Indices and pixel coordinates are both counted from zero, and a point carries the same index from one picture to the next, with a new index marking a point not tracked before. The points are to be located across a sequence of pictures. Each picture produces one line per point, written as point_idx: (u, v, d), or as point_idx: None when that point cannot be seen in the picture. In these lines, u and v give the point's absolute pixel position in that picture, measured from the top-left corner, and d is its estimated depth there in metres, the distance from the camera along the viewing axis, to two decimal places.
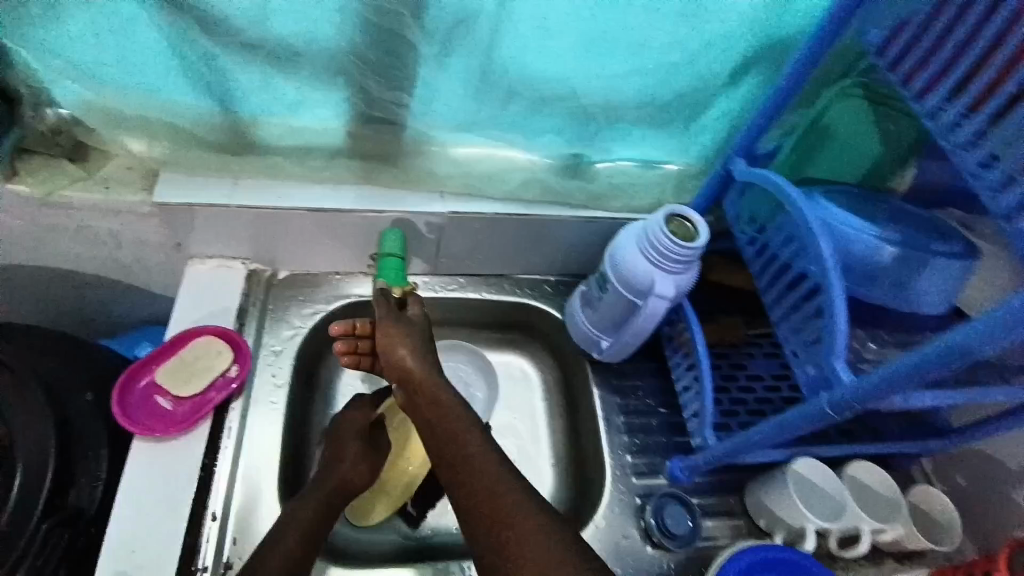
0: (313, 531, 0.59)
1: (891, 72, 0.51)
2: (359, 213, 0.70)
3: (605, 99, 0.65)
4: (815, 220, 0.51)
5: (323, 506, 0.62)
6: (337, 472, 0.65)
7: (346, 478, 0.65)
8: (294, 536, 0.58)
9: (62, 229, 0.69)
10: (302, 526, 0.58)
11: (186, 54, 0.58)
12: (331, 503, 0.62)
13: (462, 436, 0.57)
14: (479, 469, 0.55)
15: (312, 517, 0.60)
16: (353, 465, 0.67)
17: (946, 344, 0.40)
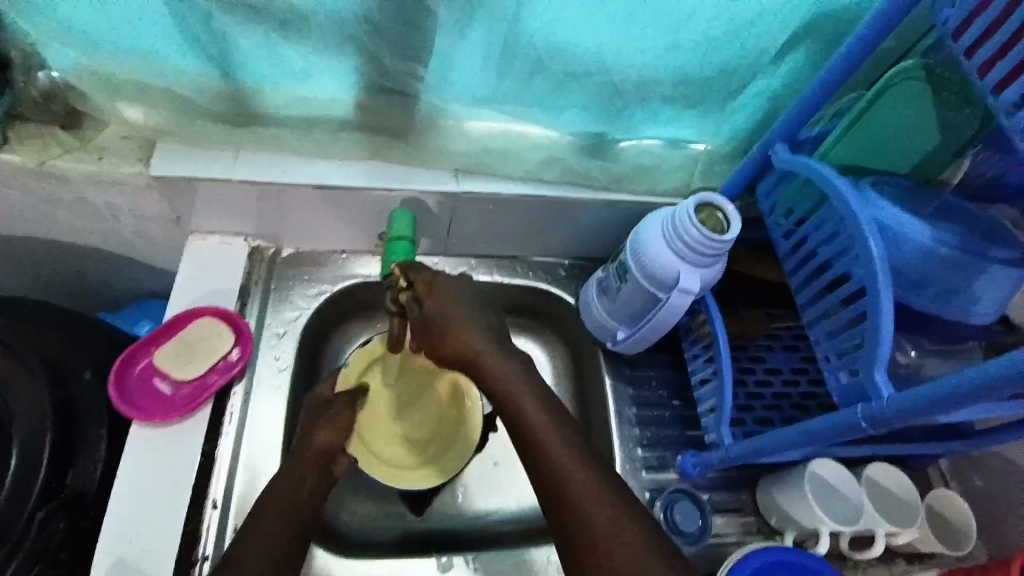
0: (302, 514, 0.55)
1: (965, 59, 0.45)
2: (367, 191, 0.66)
3: (637, 75, 0.60)
4: (865, 216, 0.48)
5: (311, 484, 0.57)
6: (317, 437, 0.60)
7: (327, 441, 0.60)
8: (278, 517, 0.54)
9: (56, 200, 0.65)
10: (292, 509, 0.55)
11: (185, 16, 0.53)
12: (322, 477, 0.58)
13: (530, 410, 0.56)
14: (552, 446, 0.54)
15: (305, 494, 0.56)
16: (333, 432, 0.60)
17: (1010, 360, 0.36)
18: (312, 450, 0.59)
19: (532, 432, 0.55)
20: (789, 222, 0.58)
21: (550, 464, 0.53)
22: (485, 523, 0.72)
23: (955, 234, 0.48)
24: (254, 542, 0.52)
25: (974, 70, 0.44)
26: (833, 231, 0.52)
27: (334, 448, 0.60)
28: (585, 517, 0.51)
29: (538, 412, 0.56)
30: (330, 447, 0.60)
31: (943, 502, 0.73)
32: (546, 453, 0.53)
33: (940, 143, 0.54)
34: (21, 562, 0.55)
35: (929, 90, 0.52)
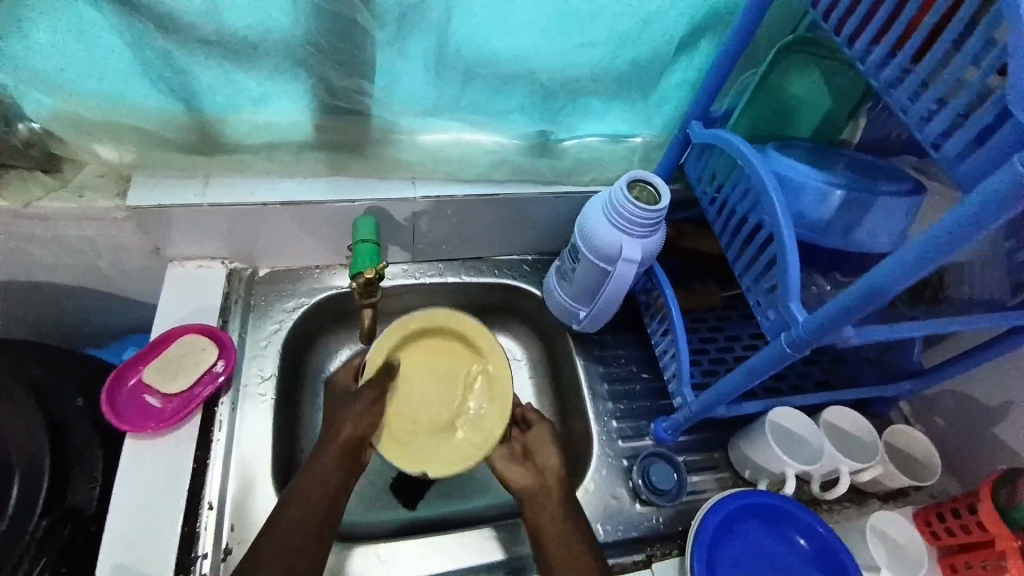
0: (314, 522, 0.57)
1: (825, 22, 0.50)
2: (333, 204, 0.71)
3: (562, 73, 0.67)
4: (764, 170, 0.54)
5: (332, 482, 0.59)
6: (342, 429, 0.61)
7: (350, 434, 0.60)
8: (287, 532, 0.55)
9: (39, 239, 0.69)
10: (298, 514, 0.57)
11: (150, 58, 0.59)
12: (332, 482, 0.59)
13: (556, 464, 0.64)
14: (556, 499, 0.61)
15: (311, 505, 0.57)
16: (358, 424, 0.61)
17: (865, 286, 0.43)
18: (338, 440, 0.60)
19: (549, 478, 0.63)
20: (713, 188, 0.64)
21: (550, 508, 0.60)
22: (478, 509, 0.76)
23: (846, 177, 0.54)
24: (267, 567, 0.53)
25: (832, 29, 0.50)
26: (745, 189, 0.58)
27: (361, 439, 0.61)
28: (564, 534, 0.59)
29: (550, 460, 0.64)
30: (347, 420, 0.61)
31: (903, 439, 0.77)
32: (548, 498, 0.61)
33: (835, 104, 0.63)
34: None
35: (815, 58, 0.61)
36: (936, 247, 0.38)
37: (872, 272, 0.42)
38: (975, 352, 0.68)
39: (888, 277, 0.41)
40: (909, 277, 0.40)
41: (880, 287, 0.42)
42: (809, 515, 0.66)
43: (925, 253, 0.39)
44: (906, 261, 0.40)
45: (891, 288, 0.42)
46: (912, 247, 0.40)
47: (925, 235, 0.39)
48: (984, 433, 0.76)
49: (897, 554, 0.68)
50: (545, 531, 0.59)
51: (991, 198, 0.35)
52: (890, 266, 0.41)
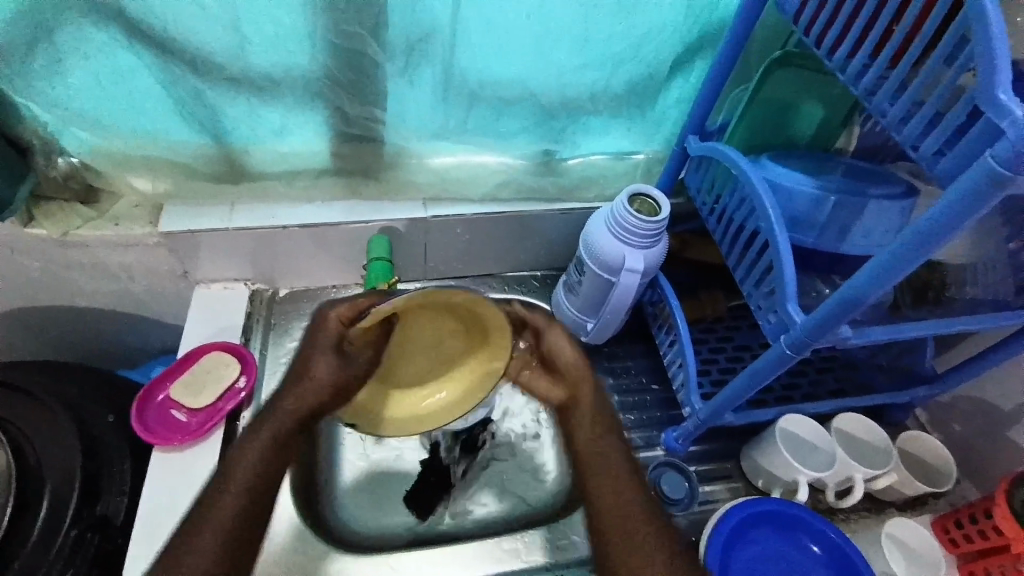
0: (260, 483, 0.54)
1: (807, 36, 0.53)
2: (349, 225, 0.75)
3: (562, 95, 0.70)
4: (757, 178, 0.56)
5: (280, 437, 0.57)
6: (315, 371, 0.57)
7: (324, 377, 0.57)
8: (232, 503, 0.53)
9: (77, 266, 0.74)
10: (244, 480, 0.54)
11: (180, 95, 0.64)
12: (285, 436, 0.57)
13: (607, 460, 0.58)
14: (609, 494, 0.56)
15: (258, 466, 0.55)
16: (326, 371, 0.56)
17: (854, 286, 0.45)
18: (310, 378, 0.57)
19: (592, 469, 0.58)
20: (712, 198, 0.66)
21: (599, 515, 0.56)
22: (489, 522, 0.76)
23: (838, 183, 0.56)
24: (219, 527, 0.52)
25: (813, 42, 0.53)
26: (741, 198, 0.60)
27: (336, 382, 0.57)
28: (641, 536, 0.54)
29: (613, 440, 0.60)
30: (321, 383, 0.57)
31: (919, 445, 0.77)
32: (592, 488, 0.57)
33: (828, 114, 0.66)
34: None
35: (807, 72, 0.63)
36: (915, 247, 0.40)
37: (856, 276, 0.44)
38: (986, 353, 0.68)
39: (873, 278, 0.43)
40: (899, 271, 0.42)
41: (872, 281, 0.43)
42: (819, 520, 0.66)
43: (911, 247, 0.40)
44: (893, 255, 0.41)
45: (874, 290, 0.44)
46: (893, 249, 0.41)
47: (905, 235, 0.41)
48: (1001, 438, 0.76)
49: (914, 561, 0.68)
50: (615, 541, 0.54)
51: (967, 190, 0.36)
52: (873, 269, 0.43)
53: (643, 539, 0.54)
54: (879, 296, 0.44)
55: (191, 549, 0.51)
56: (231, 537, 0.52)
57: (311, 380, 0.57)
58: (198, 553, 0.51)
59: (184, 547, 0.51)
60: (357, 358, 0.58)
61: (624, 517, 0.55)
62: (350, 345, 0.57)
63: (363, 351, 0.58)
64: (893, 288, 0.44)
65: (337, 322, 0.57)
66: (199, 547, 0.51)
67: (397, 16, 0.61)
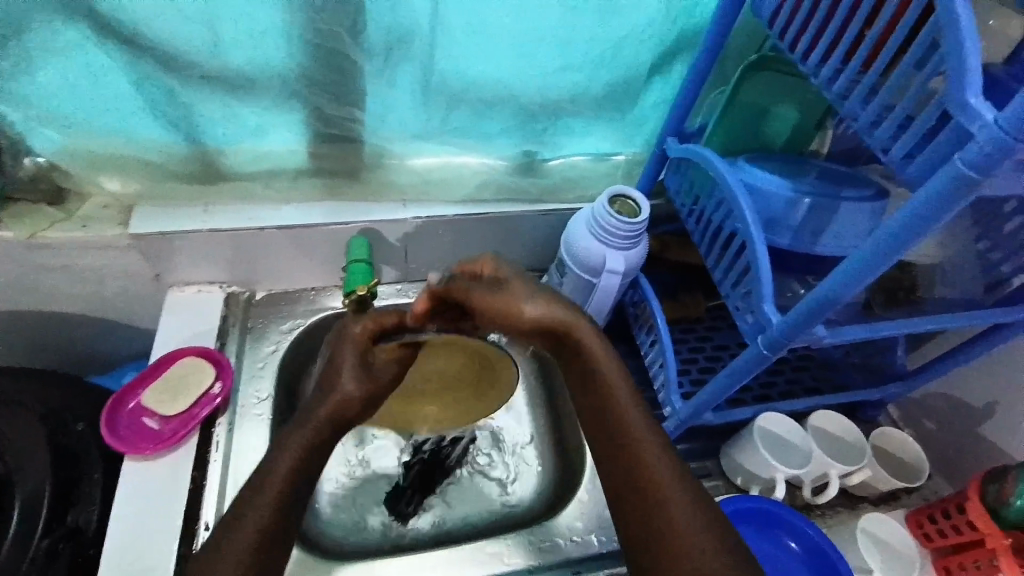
0: (292, 483, 0.55)
1: (781, 40, 0.54)
2: (328, 227, 0.74)
3: (543, 97, 0.71)
4: (734, 180, 0.56)
5: (315, 441, 0.59)
6: (344, 388, 0.61)
7: (348, 393, 0.61)
8: (269, 505, 0.53)
9: (44, 270, 0.72)
10: (276, 481, 0.55)
11: (153, 94, 0.62)
12: (324, 437, 0.60)
13: (629, 416, 0.58)
14: (641, 453, 0.56)
15: (293, 468, 0.56)
16: (354, 385, 0.61)
17: (831, 284, 0.45)
18: (339, 393, 0.61)
19: (624, 429, 0.57)
20: (690, 200, 0.67)
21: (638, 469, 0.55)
22: (471, 527, 0.75)
23: (812, 185, 0.57)
24: (241, 543, 0.51)
25: (788, 47, 0.54)
26: (719, 200, 0.60)
27: (353, 398, 0.61)
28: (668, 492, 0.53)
29: (650, 440, 0.56)
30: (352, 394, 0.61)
31: (893, 442, 0.79)
32: (627, 445, 0.56)
33: (802, 118, 0.68)
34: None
35: (782, 76, 0.65)
36: (889, 246, 0.41)
37: (832, 274, 0.45)
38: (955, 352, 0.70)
39: (849, 276, 0.44)
40: (870, 272, 0.43)
41: (843, 283, 0.44)
42: (798, 517, 0.67)
43: (883, 248, 0.41)
44: (865, 257, 0.42)
45: (849, 289, 0.44)
46: (867, 249, 0.42)
47: (879, 235, 0.41)
48: (970, 433, 0.78)
49: (890, 556, 0.69)
50: (647, 497, 0.54)
51: (938, 193, 0.37)
52: (849, 267, 0.44)
53: (676, 493, 0.53)
54: (855, 294, 0.45)
55: (221, 549, 0.51)
56: (257, 550, 0.51)
57: (337, 393, 0.61)
58: (232, 554, 0.50)
59: (216, 551, 0.50)
60: (382, 373, 0.63)
61: (655, 473, 0.54)
62: (374, 356, 0.63)
63: (386, 368, 0.62)
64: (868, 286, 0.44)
65: (363, 335, 0.62)
66: (230, 545, 0.51)
67: (377, 16, 0.60)
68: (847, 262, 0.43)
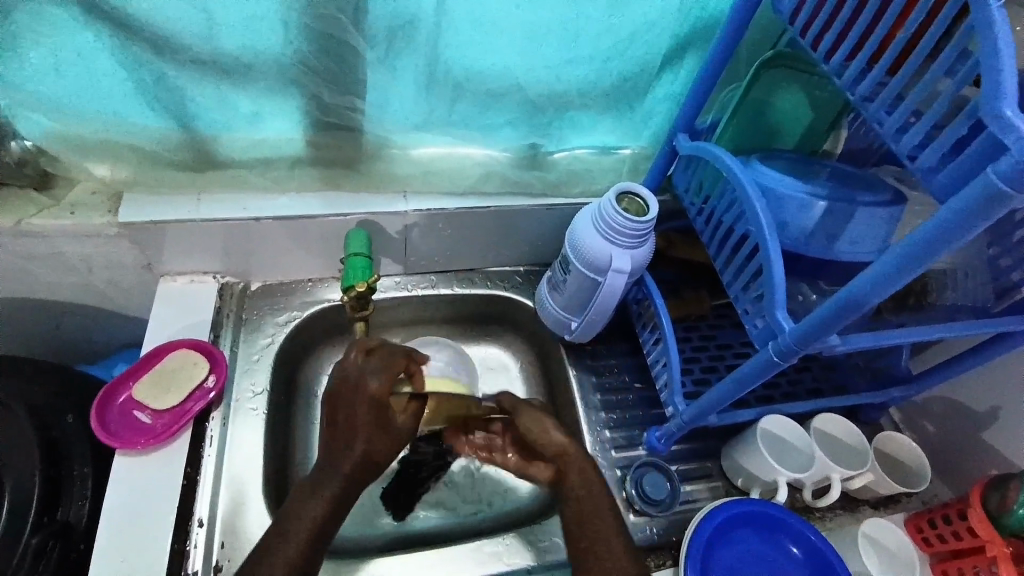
0: (317, 534, 0.57)
1: (802, 38, 0.52)
2: (327, 218, 0.72)
3: (550, 89, 0.68)
4: (749, 182, 0.55)
5: (337, 497, 0.60)
6: (357, 446, 0.62)
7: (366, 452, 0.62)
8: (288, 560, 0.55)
9: (30, 258, 0.69)
10: (303, 535, 0.57)
11: (144, 78, 0.59)
12: (342, 495, 0.60)
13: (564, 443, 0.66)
14: (578, 488, 0.63)
15: (315, 524, 0.58)
16: (372, 445, 0.62)
17: (848, 294, 0.44)
18: (356, 455, 0.61)
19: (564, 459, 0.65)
20: (700, 199, 0.65)
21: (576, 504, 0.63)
22: (470, 524, 0.75)
23: (829, 187, 0.55)
24: None
25: (809, 46, 0.52)
26: (731, 201, 0.59)
27: (375, 456, 0.63)
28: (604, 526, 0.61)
29: (585, 472, 0.64)
30: (370, 456, 0.62)
31: (893, 445, 0.78)
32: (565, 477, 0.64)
33: (815, 117, 0.66)
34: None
35: (797, 73, 0.63)
36: (913, 258, 0.39)
37: (851, 282, 0.43)
38: (961, 358, 0.69)
39: (869, 286, 0.42)
40: (889, 284, 0.41)
41: (860, 294, 0.43)
42: (800, 520, 0.67)
43: (906, 260, 0.39)
44: (885, 268, 0.41)
45: (870, 299, 0.43)
46: (889, 260, 0.40)
47: (902, 245, 0.40)
48: (972, 438, 0.77)
49: (888, 559, 0.69)
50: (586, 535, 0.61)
51: (966, 207, 0.35)
52: (868, 277, 0.42)
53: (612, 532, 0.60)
54: (877, 304, 0.43)
55: None
56: None
57: (352, 454, 0.62)
58: None
59: None
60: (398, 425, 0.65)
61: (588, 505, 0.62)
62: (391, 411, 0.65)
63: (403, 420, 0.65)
64: (889, 297, 0.43)
65: (373, 394, 0.64)
66: None
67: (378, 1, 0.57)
68: (867, 272, 0.41)
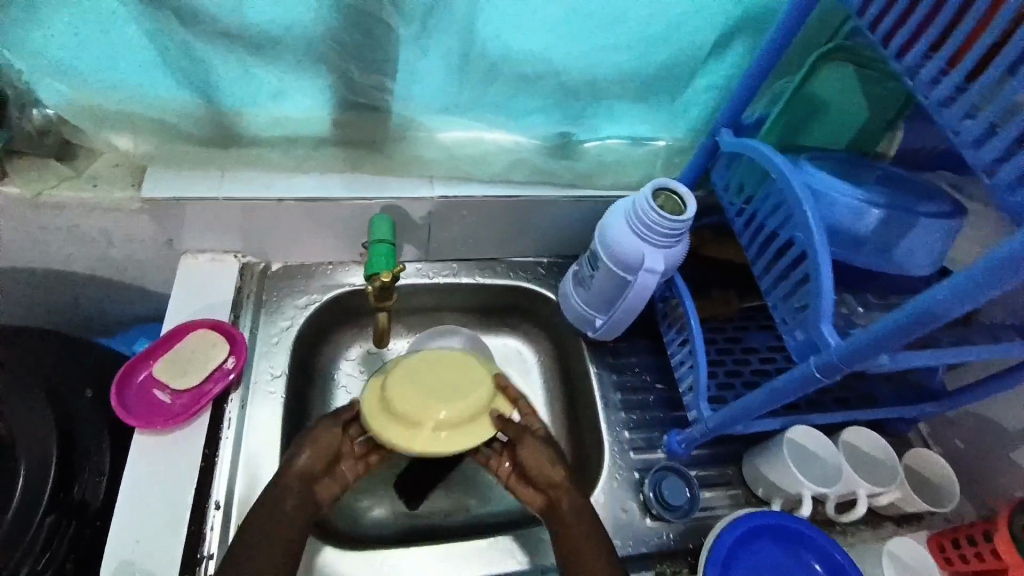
0: (290, 541, 0.55)
1: (871, 32, 0.49)
2: (350, 201, 0.70)
3: (588, 75, 0.65)
4: (801, 184, 0.51)
5: (302, 507, 0.56)
6: (297, 459, 0.57)
7: (308, 464, 0.57)
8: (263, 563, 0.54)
9: (52, 229, 0.69)
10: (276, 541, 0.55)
11: (169, 50, 0.58)
12: (308, 501, 0.57)
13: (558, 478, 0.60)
14: (575, 532, 0.59)
15: (285, 532, 0.55)
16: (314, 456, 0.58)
17: (917, 308, 0.40)
18: (296, 468, 0.57)
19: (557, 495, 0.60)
20: (741, 200, 0.62)
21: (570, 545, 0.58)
22: (481, 518, 0.75)
23: (887, 195, 0.52)
24: None
25: (879, 41, 0.48)
26: (777, 203, 0.55)
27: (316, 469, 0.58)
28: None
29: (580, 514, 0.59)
30: (312, 468, 0.57)
31: (924, 463, 0.75)
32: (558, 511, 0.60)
33: (871, 116, 0.62)
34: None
35: (855, 68, 0.59)
36: (999, 272, 0.36)
37: (922, 294, 0.40)
38: (1002, 376, 0.66)
39: (945, 299, 0.39)
40: (971, 299, 0.37)
41: (937, 307, 0.39)
42: (825, 538, 0.65)
43: (995, 271, 0.36)
44: (968, 280, 0.37)
45: (943, 314, 0.39)
46: (971, 272, 0.37)
47: (986, 258, 0.36)
48: (1006, 459, 0.74)
49: None
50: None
51: None
52: (945, 289, 0.38)
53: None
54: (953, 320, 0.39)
55: None
56: None
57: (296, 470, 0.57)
58: None
59: None
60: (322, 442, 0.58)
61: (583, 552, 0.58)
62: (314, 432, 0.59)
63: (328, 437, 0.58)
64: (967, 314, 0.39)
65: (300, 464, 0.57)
66: None
67: None
68: (945, 283, 0.38)
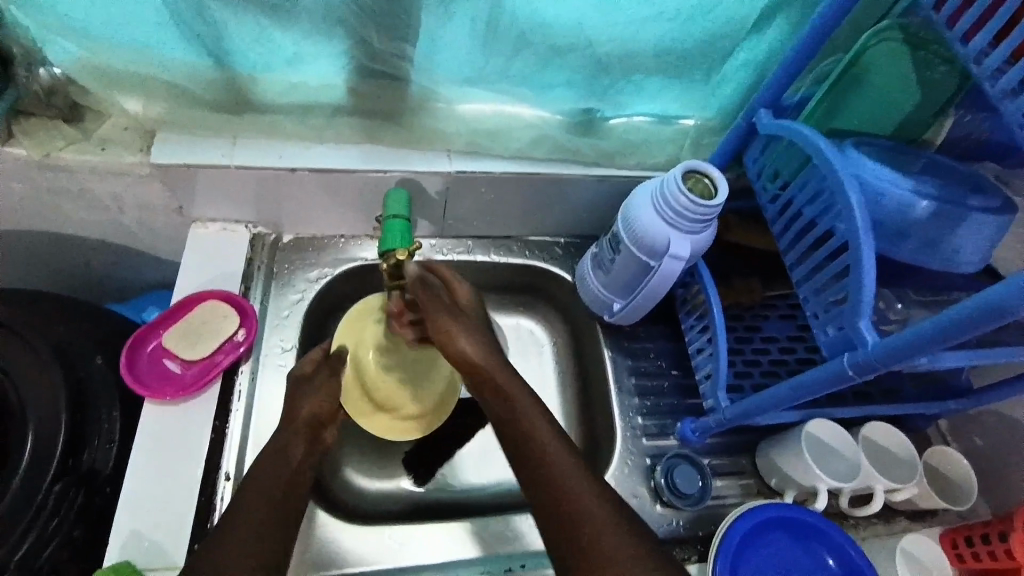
0: (286, 490, 0.53)
1: (937, 13, 0.46)
2: (365, 173, 0.67)
3: (621, 47, 0.61)
4: (846, 171, 0.49)
5: (299, 465, 0.56)
6: (302, 409, 0.59)
7: (313, 411, 0.60)
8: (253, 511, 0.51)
9: (61, 192, 0.67)
10: (267, 493, 0.52)
11: (180, 9, 0.55)
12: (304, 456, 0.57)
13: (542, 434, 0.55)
14: (571, 492, 0.51)
15: (284, 481, 0.54)
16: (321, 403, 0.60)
17: (977, 303, 0.37)
18: (301, 419, 0.59)
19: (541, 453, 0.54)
20: (775, 186, 0.59)
21: (563, 502, 0.51)
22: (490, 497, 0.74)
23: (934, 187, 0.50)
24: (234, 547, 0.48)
25: (944, 22, 0.46)
26: (816, 191, 0.53)
27: (321, 417, 0.60)
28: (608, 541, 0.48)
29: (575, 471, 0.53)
30: (316, 415, 0.60)
31: (939, 458, 0.74)
32: (541, 464, 0.53)
33: (920, 104, 0.58)
34: (34, 546, 0.55)
35: (908, 48, 0.55)
36: None
37: (983, 290, 0.37)
38: None
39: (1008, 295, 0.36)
40: None
41: (1003, 304, 0.36)
42: (841, 534, 0.64)
43: None
44: None
45: (1010, 313, 0.36)
46: None
47: None
48: None
49: None
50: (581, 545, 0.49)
51: None
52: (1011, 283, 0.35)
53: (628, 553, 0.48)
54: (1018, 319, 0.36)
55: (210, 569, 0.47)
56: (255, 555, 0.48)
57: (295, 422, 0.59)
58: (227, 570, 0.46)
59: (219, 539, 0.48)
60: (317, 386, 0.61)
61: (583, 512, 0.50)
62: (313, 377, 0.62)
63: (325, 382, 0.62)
64: None
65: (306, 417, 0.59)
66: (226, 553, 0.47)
67: None
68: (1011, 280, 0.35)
